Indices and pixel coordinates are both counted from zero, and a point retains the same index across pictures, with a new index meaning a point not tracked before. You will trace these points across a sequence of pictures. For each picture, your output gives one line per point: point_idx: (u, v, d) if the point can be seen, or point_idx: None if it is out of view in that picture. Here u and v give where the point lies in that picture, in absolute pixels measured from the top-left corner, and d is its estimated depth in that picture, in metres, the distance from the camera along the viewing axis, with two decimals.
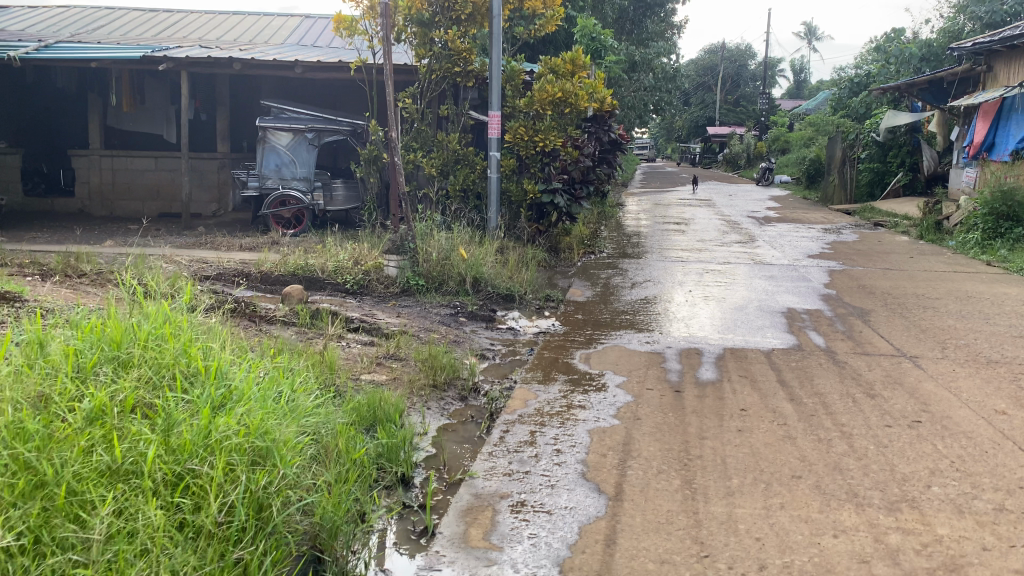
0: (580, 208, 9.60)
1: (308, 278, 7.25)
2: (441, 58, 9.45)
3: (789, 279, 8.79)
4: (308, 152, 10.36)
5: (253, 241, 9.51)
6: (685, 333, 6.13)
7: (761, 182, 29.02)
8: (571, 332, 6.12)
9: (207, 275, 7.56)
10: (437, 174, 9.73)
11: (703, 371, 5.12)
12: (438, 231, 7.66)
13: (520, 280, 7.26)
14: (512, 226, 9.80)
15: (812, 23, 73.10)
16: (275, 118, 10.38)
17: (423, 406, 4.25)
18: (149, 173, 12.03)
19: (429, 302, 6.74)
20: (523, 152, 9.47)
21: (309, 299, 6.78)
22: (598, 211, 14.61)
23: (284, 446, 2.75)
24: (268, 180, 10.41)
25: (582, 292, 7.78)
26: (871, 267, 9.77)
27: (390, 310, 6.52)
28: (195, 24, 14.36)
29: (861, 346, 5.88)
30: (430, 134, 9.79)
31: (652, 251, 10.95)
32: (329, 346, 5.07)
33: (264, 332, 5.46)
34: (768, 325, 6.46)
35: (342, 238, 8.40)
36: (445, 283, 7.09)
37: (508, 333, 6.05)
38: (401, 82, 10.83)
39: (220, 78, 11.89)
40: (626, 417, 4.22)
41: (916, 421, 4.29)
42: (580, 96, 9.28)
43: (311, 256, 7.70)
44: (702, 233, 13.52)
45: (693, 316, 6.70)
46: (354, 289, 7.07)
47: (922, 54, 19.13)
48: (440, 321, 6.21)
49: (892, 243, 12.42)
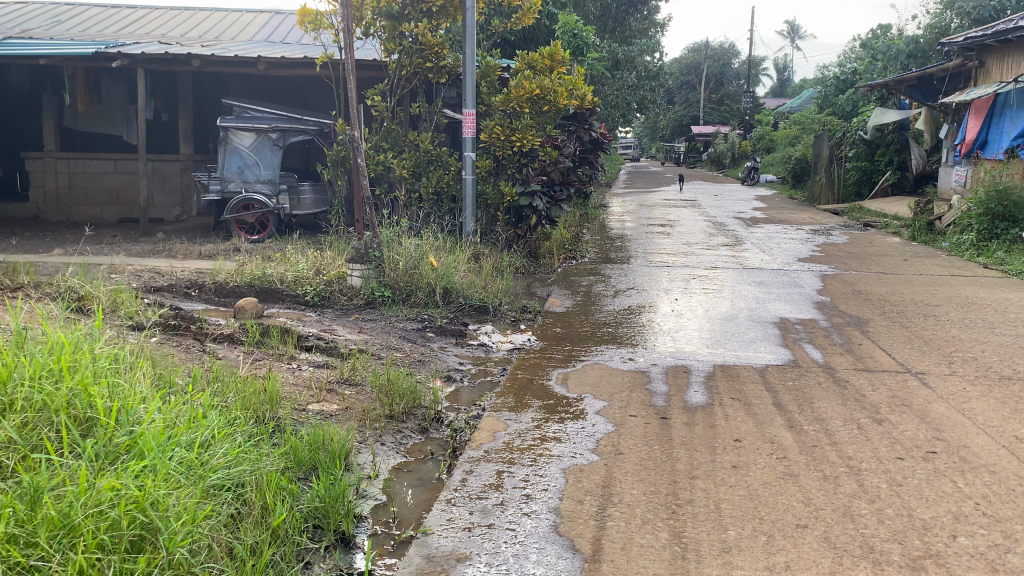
0: (560, 211, 9.08)
1: (265, 290, 6.81)
2: (411, 53, 8.96)
3: (780, 285, 8.35)
4: (273, 153, 9.84)
5: (214, 249, 8.99)
6: (672, 348, 5.65)
7: (746, 181, 28.73)
8: (548, 348, 5.62)
9: (158, 287, 7.04)
10: (409, 176, 9.20)
11: (692, 393, 4.63)
12: (407, 238, 7.16)
13: (495, 289, 6.79)
14: (488, 230, 9.35)
15: (793, 23, 73.27)
16: (237, 117, 9.83)
17: (376, 441, 3.76)
18: (108, 175, 11.44)
19: (394, 315, 6.24)
20: (500, 152, 8.97)
21: (265, 312, 6.36)
22: (580, 214, 14.14)
23: (179, 521, 2.31)
24: (231, 183, 9.87)
25: (562, 302, 7.29)
26: (865, 271, 9.35)
27: (351, 325, 6.02)
28: (159, 20, 13.80)
29: (861, 362, 5.41)
30: (401, 134, 9.23)
31: (637, 256, 10.48)
32: (275, 373, 4.55)
33: (207, 354, 4.96)
34: (760, 338, 5.98)
35: (307, 245, 7.89)
36: (413, 294, 6.58)
37: (479, 350, 5.55)
38: (370, 79, 10.31)
39: (182, 76, 11.33)
40: (607, 452, 3.72)
41: (932, 452, 3.81)
42: (558, 93, 8.81)
43: (270, 265, 7.19)
44: (689, 235, 13.09)
45: (679, 329, 6.22)
46: (313, 302, 6.60)
47: (909, 51, 18.80)
48: (405, 337, 5.70)
49: (884, 245, 12.02)
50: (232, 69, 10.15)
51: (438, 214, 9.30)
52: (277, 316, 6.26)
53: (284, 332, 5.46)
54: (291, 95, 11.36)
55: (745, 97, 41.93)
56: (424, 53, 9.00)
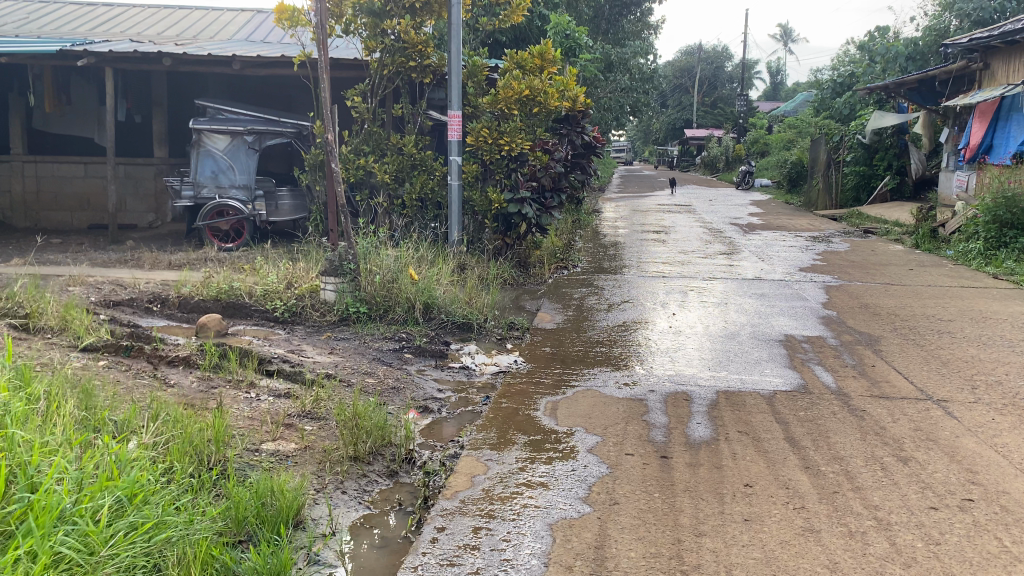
0: (550, 218, 8.71)
1: (231, 305, 6.34)
2: (393, 51, 8.53)
3: (782, 297, 7.91)
4: (248, 157, 9.39)
5: (185, 258, 8.51)
6: (671, 371, 5.19)
7: (740, 185, 28.40)
8: (536, 371, 5.15)
9: (118, 300, 6.55)
10: (391, 181, 8.73)
11: (694, 426, 4.17)
12: (386, 249, 6.70)
13: (480, 304, 6.32)
14: (475, 239, 8.89)
15: (786, 26, 73.19)
16: (211, 119, 9.35)
17: (335, 490, 3.29)
18: (78, 180, 10.95)
19: (369, 334, 5.76)
20: (487, 156, 8.49)
21: (229, 330, 5.91)
22: (573, 220, 13.68)
23: None
24: (204, 189, 9.38)
25: (552, 317, 6.82)
26: (870, 282, 8.92)
27: (322, 345, 5.55)
28: (136, 17, 13.29)
29: (877, 388, 4.96)
30: (383, 137, 8.78)
31: (631, 265, 10.05)
32: (225, 408, 4.05)
33: (158, 382, 4.48)
34: (765, 359, 5.53)
35: (281, 255, 7.42)
36: (391, 309, 6.11)
37: (460, 374, 5.07)
38: (349, 79, 9.84)
39: (156, 76, 10.82)
40: (600, 502, 3.25)
41: (968, 500, 3.35)
42: (549, 95, 8.36)
43: (239, 277, 6.71)
44: (685, 243, 12.64)
45: (678, 348, 5.76)
46: (283, 318, 6.14)
47: (907, 53, 18.67)
48: (380, 359, 5.22)
49: (886, 253, 11.60)
50: (206, 68, 9.69)
51: (422, 221, 8.85)
52: (242, 334, 5.82)
53: (245, 356, 4.98)
54: (270, 96, 10.90)
55: (739, 100, 41.57)
56: (407, 51, 8.55)
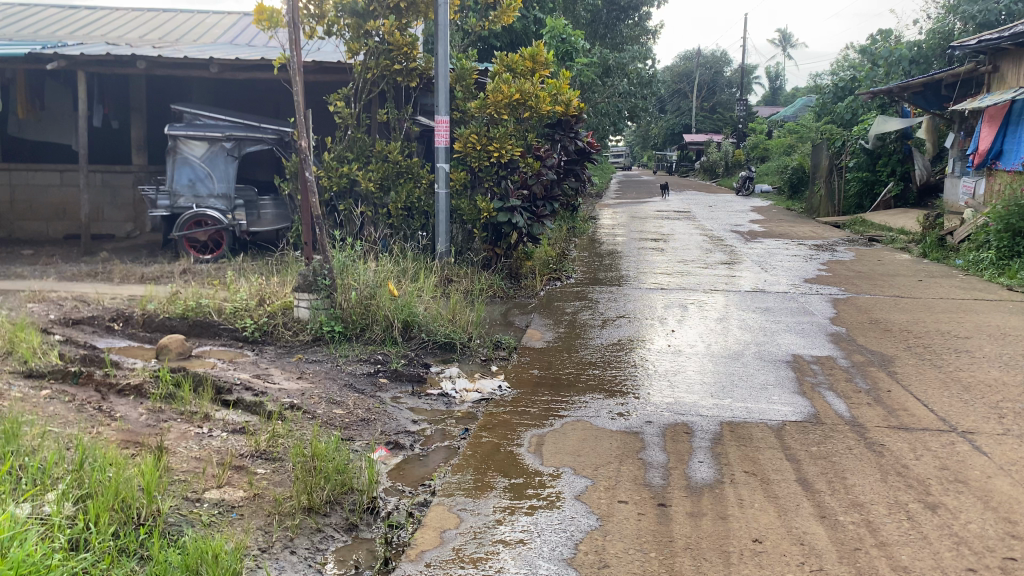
0: (543, 228, 8.19)
1: (198, 323, 5.91)
2: (378, 54, 8.12)
3: (788, 312, 7.48)
4: (227, 164, 8.96)
5: (159, 270, 8.08)
6: (669, 398, 4.74)
7: (740, 191, 28.06)
8: (523, 398, 4.71)
9: (78, 318, 6.12)
10: (376, 189, 8.30)
11: (696, 466, 3.74)
12: (365, 262, 6.27)
13: (464, 321, 5.88)
14: (465, 249, 8.51)
15: (785, 33, 72.92)
16: (187, 125, 8.92)
17: (283, 551, 2.86)
18: (54, 189, 10.51)
19: (343, 356, 5.32)
20: (475, 163, 8.08)
21: (193, 351, 5.49)
22: (568, 229, 13.25)
23: None
24: (180, 198, 8.96)
25: (542, 334, 6.38)
26: (879, 294, 8.49)
27: (291, 369, 5.12)
28: (118, 20, 12.86)
29: (894, 417, 4.53)
30: (367, 143, 8.35)
31: (628, 275, 9.63)
32: (169, 448, 3.60)
33: (102, 415, 4.04)
34: (773, 384, 5.10)
35: (256, 268, 6.99)
36: (369, 329, 5.67)
37: (439, 403, 4.62)
38: (332, 83, 9.42)
39: (134, 80, 10.39)
40: (588, 564, 2.82)
41: (1011, 560, 2.92)
42: (540, 98, 7.92)
43: (208, 293, 6.28)
44: (685, 252, 12.21)
45: (678, 371, 5.32)
46: (252, 338, 5.72)
47: (911, 57, 18.32)
48: (352, 385, 4.78)
49: (893, 263, 11.19)
50: (183, 72, 9.28)
51: (408, 231, 8.44)
52: (207, 356, 5.40)
53: (203, 383, 4.55)
54: (256, 101, 10.51)
55: (738, 105, 41.26)
56: (393, 53, 8.14)
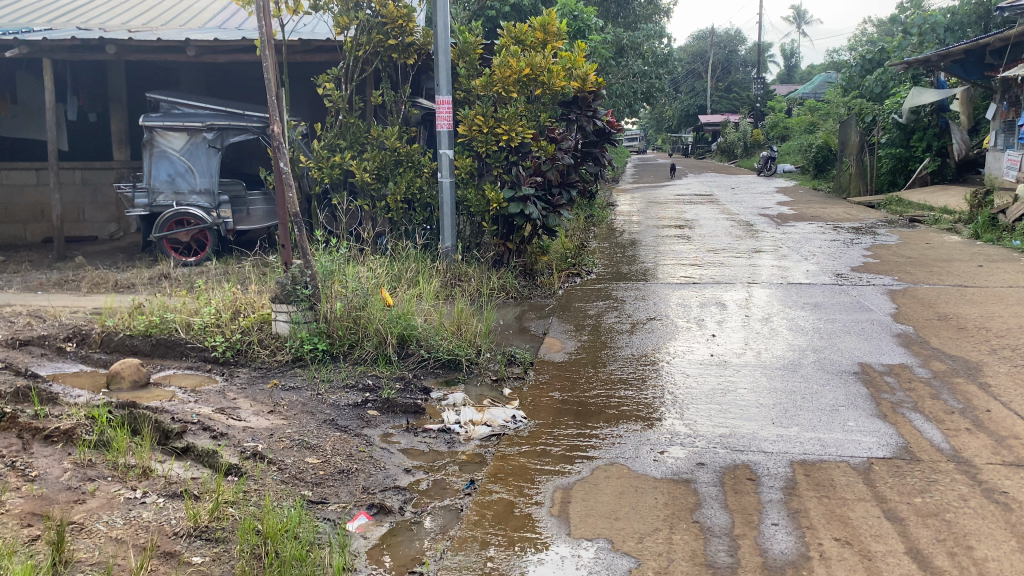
0: (559, 219, 7.29)
1: (163, 342, 5.07)
2: (370, 28, 7.25)
3: (841, 308, 6.55)
4: (209, 158, 8.12)
5: (135, 276, 7.28)
6: (723, 429, 3.86)
7: (761, 172, 26.98)
8: (542, 433, 3.84)
9: (26, 338, 5.28)
10: (373, 180, 7.43)
11: (771, 533, 2.85)
12: (354, 266, 5.40)
13: (471, 331, 5.01)
14: (474, 243, 7.66)
15: (800, 11, 71.29)
16: (164, 114, 8.11)
17: None
18: (30, 188, 9.72)
19: (327, 380, 4.45)
20: (482, 148, 7.17)
21: (151, 378, 4.66)
22: (585, 218, 12.34)
23: None
24: (159, 196, 8.15)
25: (562, 344, 5.50)
26: (940, 283, 7.55)
27: (263, 399, 4.26)
28: (100, 6, 12.03)
29: (1007, 449, 3.62)
30: (362, 129, 7.46)
31: (653, 269, 8.72)
32: (81, 524, 2.76)
33: (12, 474, 3.18)
34: (845, 407, 4.19)
35: (236, 275, 6.15)
36: (360, 344, 4.79)
37: (438, 442, 3.75)
38: (321, 63, 8.55)
39: (113, 68, 9.59)
40: None
41: None
42: (553, 72, 7.04)
43: (176, 305, 5.42)
44: (714, 240, 11.26)
45: (727, 391, 4.43)
46: (223, 358, 4.88)
47: (947, 23, 17.22)
48: (333, 421, 3.92)
49: (942, 246, 10.20)
50: (160, 57, 8.45)
51: (409, 225, 7.58)
52: (167, 385, 4.57)
53: (149, 422, 3.71)
54: (249, 90, 9.75)
55: (756, 83, 40.13)
56: (386, 27, 7.28)
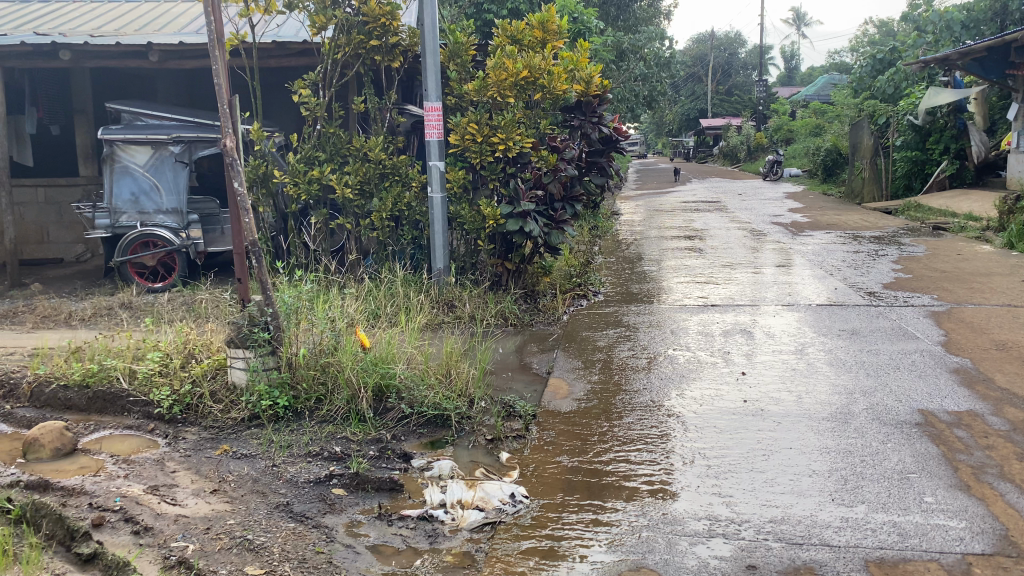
0: (563, 237, 6.53)
1: (100, 396, 4.31)
2: (351, 28, 6.53)
3: (884, 336, 5.77)
4: (176, 174, 7.38)
5: (91, 306, 6.53)
6: (773, 512, 3.10)
7: (768, 176, 26.25)
8: (549, 520, 3.08)
9: None
10: (355, 196, 6.67)
11: None
12: (325, 303, 4.64)
13: (461, 377, 4.24)
14: (470, 263, 6.89)
15: (799, 11, 70.60)
16: (125, 126, 7.37)
17: None
18: None
19: (287, 446, 3.70)
20: (475, 159, 6.40)
21: (80, 443, 3.90)
22: (588, 231, 11.60)
23: None
24: (122, 216, 7.37)
25: (569, 387, 4.73)
26: (988, 303, 6.78)
27: (208, 473, 3.51)
28: (71, 11, 11.32)
29: None
30: (344, 140, 6.70)
31: (665, 288, 7.95)
32: None
33: None
34: (918, 474, 3.42)
35: (195, 309, 5.40)
36: (329, 398, 4.03)
37: (417, 536, 2.99)
38: (297, 69, 7.83)
39: (77, 77, 8.87)
40: None
41: None
42: (554, 75, 6.31)
43: (119, 348, 4.65)
44: (727, 253, 10.48)
45: (770, 453, 3.67)
46: (169, 416, 4.12)
47: (963, 20, 16.48)
48: (288, 506, 3.18)
49: (976, 256, 9.44)
50: (123, 63, 7.71)
51: (395, 244, 6.83)
52: (97, 452, 3.81)
53: (50, 518, 2.93)
54: None
55: (759, 87, 39.43)
56: (368, 27, 6.53)
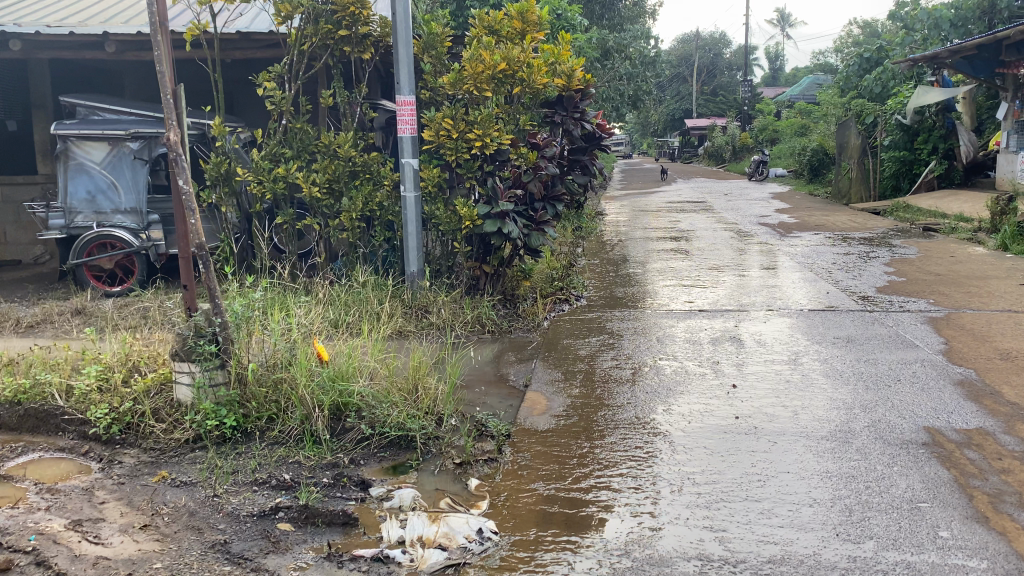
0: (543, 239, 6.19)
1: (33, 414, 3.92)
2: (319, 18, 6.15)
3: (883, 344, 5.46)
4: (135, 171, 6.98)
5: (41, 311, 6.13)
6: (773, 551, 2.76)
7: (753, 176, 26.04)
8: (521, 561, 2.72)
9: None
10: (324, 196, 6.30)
11: None
12: (282, 312, 4.27)
13: (428, 393, 3.88)
14: (445, 266, 6.53)
15: (784, 11, 70.64)
16: (80, 121, 6.96)
17: None
18: None
19: (233, 473, 3.33)
20: (451, 156, 6.04)
21: (4, 469, 3.52)
22: (571, 232, 11.27)
23: None
24: (78, 216, 6.96)
25: (547, 401, 4.38)
26: (987, 308, 6.48)
27: (142, 504, 3.13)
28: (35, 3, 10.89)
29: None
30: (310, 136, 6.32)
31: (650, 291, 7.62)
32: None
33: None
34: (930, 504, 3.10)
35: (147, 318, 5.02)
36: (282, 417, 3.67)
37: None
38: (263, 62, 7.45)
39: (35, 70, 8.47)
40: None
41: None
42: (534, 67, 5.96)
43: (57, 360, 4.26)
44: (715, 254, 10.18)
45: (767, 478, 3.33)
46: (106, 436, 3.72)
47: (951, 18, 16.20)
48: (226, 546, 2.81)
49: (970, 259, 9.16)
50: (77, 54, 7.27)
51: (366, 246, 6.46)
52: (21, 479, 3.43)
53: None
54: None
55: (744, 86, 39.25)
56: (336, 16, 6.16)
